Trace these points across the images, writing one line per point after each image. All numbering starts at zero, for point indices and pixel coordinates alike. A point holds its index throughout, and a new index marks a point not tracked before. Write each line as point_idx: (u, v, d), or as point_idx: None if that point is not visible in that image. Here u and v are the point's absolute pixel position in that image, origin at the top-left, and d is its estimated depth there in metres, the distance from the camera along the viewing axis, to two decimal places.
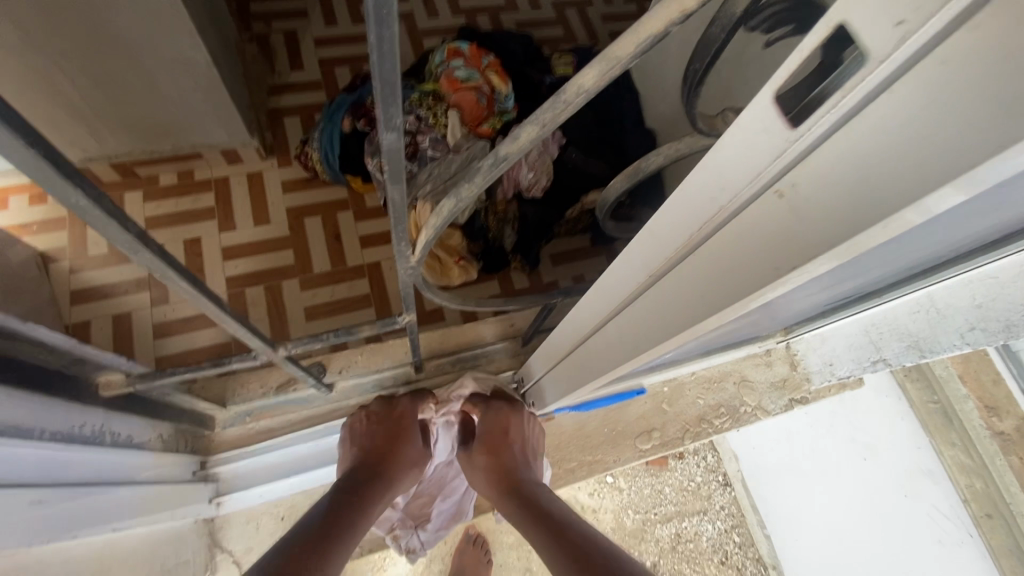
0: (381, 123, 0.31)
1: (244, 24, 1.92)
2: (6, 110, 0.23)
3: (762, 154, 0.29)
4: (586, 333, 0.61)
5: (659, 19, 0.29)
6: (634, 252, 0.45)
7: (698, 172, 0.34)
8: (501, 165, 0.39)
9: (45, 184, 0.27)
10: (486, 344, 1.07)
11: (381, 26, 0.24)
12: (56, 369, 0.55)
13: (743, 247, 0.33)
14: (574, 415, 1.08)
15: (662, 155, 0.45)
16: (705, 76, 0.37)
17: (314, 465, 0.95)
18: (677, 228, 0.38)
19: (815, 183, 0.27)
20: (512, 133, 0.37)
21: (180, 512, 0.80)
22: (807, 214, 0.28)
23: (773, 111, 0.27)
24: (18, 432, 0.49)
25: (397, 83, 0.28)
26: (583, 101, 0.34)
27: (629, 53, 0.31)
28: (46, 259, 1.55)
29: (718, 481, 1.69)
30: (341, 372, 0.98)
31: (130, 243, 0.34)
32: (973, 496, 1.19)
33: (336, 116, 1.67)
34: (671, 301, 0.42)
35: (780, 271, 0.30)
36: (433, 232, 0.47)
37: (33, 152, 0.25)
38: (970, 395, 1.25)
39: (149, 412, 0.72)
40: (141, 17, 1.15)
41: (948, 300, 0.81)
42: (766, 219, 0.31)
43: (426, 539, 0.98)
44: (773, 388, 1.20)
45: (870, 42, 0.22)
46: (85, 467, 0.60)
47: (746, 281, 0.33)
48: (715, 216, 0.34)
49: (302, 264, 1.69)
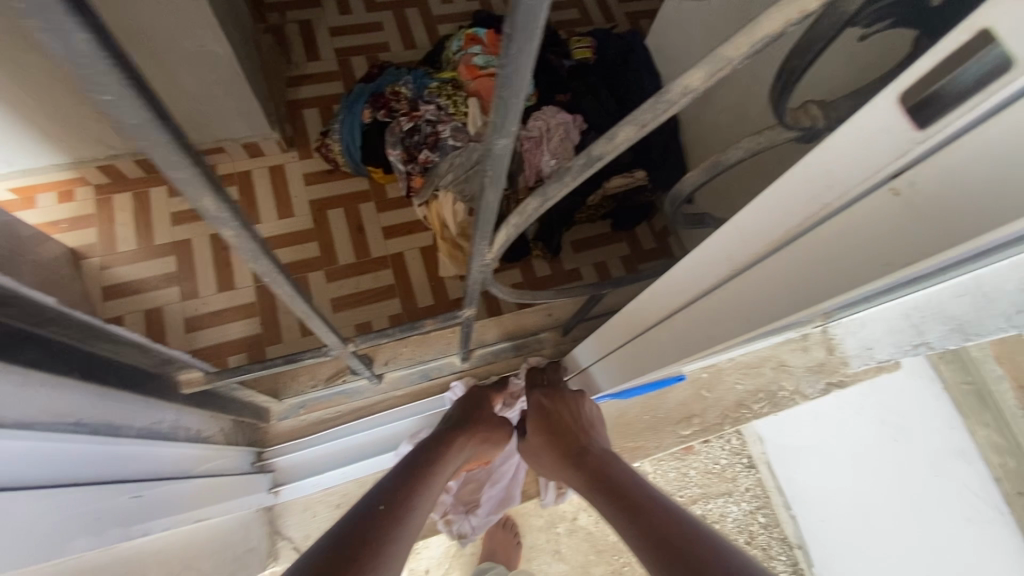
0: (496, 129, 0.32)
1: (263, 16, 1.92)
2: (176, 131, 0.26)
3: (881, 153, 0.29)
4: (649, 324, 0.63)
5: (776, 21, 0.29)
6: (713, 246, 0.46)
7: (800, 170, 0.35)
8: (594, 165, 0.39)
9: (192, 197, 0.30)
10: (528, 334, 1.09)
11: (521, 38, 0.25)
12: (141, 368, 0.58)
13: (848, 242, 0.34)
14: (614, 402, 1.09)
15: (743, 149, 0.45)
16: (804, 73, 0.38)
17: (365, 455, 0.98)
18: (771, 226, 0.39)
19: (937, 181, 0.28)
20: (608, 134, 0.37)
21: (245, 500, 0.83)
22: (925, 213, 0.29)
23: (897, 111, 0.28)
24: (112, 429, 0.52)
25: (522, 92, 0.29)
26: (686, 102, 0.35)
27: (740, 54, 0.31)
28: (78, 255, 1.58)
29: (743, 464, 1.70)
30: (388, 365, 0.99)
31: (249, 248, 0.36)
32: (1005, 474, 1.15)
33: (357, 108, 1.68)
34: (755, 296, 0.43)
35: (890, 267, 0.31)
36: (514, 230, 0.48)
37: (193, 170, 0.28)
38: (1005, 375, 1.16)
39: (217, 406, 0.75)
40: (170, 12, 1.15)
41: (995, 282, 0.78)
42: (876, 216, 0.31)
43: (476, 524, 1.02)
44: (811, 372, 1.21)
45: (1019, 48, 0.22)
46: (166, 459, 0.63)
47: (849, 275, 0.34)
48: (818, 212, 0.35)
49: (328, 256, 1.70)
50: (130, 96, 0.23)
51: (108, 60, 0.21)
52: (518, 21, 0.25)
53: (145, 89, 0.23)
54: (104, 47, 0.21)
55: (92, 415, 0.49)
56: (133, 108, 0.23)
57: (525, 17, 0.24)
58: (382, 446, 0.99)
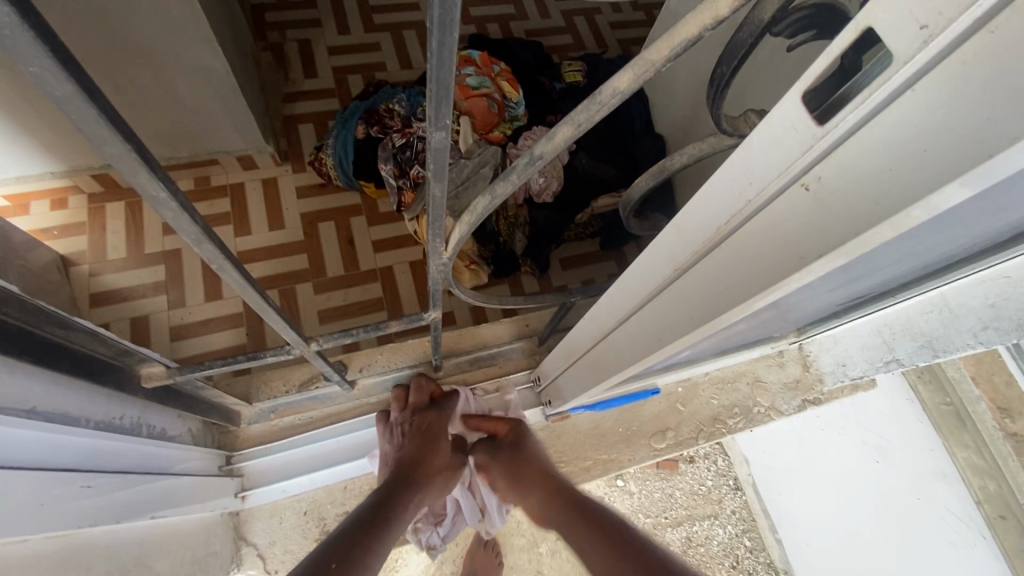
0: (430, 122, 0.33)
1: (262, 34, 1.97)
2: (109, 110, 0.26)
3: (789, 151, 0.31)
4: (607, 330, 0.64)
5: (693, 26, 0.31)
6: (659, 247, 0.47)
7: (727, 169, 0.36)
8: (536, 163, 0.41)
9: (128, 174, 0.29)
10: (502, 344, 1.10)
11: (439, 30, 0.27)
12: (100, 360, 0.57)
13: (767, 238, 0.35)
14: (588, 414, 1.09)
15: (687, 154, 0.47)
16: (732, 78, 0.39)
17: (335, 462, 0.97)
18: (705, 223, 0.39)
19: (839, 175, 0.29)
20: (548, 132, 0.39)
21: (210, 504, 0.81)
22: (831, 207, 0.30)
23: (801, 110, 0.29)
24: (66, 420, 0.51)
25: (450, 86, 0.31)
26: (617, 103, 0.36)
27: (663, 57, 0.33)
28: (68, 262, 1.59)
29: (729, 485, 1.61)
30: (361, 371, 1.01)
31: (195, 234, 0.36)
32: (985, 497, 1.21)
33: (351, 125, 1.71)
34: (693, 295, 0.44)
35: (805, 259, 0.32)
36: (465, 229, 0.49)
37: (126, 148, 0.28)
38: (982, 396, 1.27)
39: (184, 405, 0.75)
40: (172, 26, 1.19)
41: (960, 299, 0.83)
42: (791, 210, 0.32)
43: (444, 534, 0.97)
44: (786, 389, 1.20)
45: (897, 45, 0.24)
46: (124, 455, 0.62)
47: (767, 271, 0.35)
48: (743, 210, 0.36)
49: (317, 267, 1.72)
50: (56, 71, 0.23)
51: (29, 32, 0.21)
52: (435, 13, 0.26)
53: (76, 64, 0.24)
54: (30, 23, 0.21)
55: (47, 404, 0.49)
56: (59, 79, 0.23)
57: (440, 9, 0.26)
58: (354, 452, 0.97)
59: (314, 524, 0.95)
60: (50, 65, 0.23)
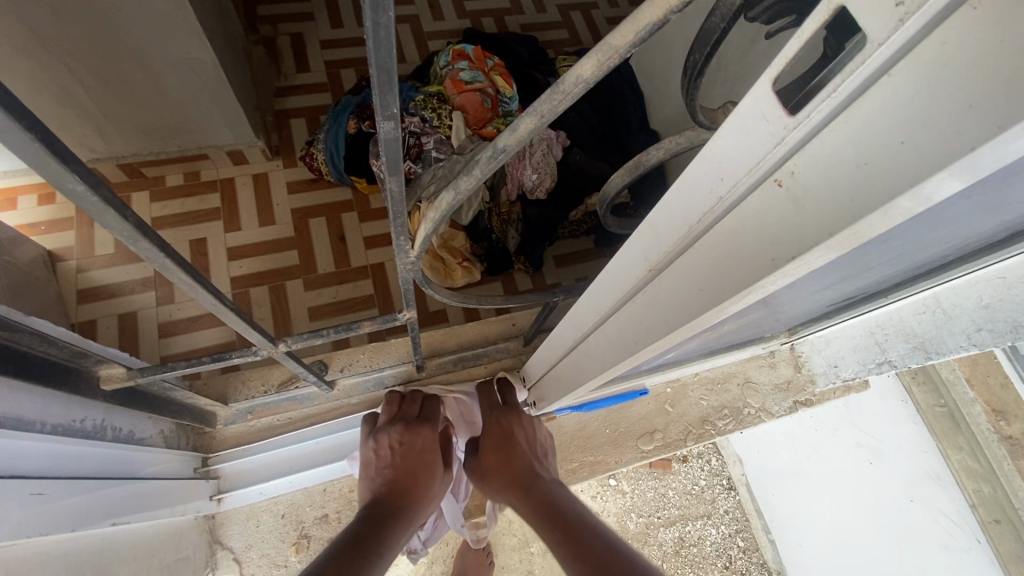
0: (377, 112, 0.31)
1: (252, 26, 1.94)
2: (5, 97, 0.23)
3: (760, 145, 0.28)
4: (586, 331, 0.62)
5: (657, 9, 0.29)
6: (633, 247, 0.44)
7: (697, 164, 0.33)
8: (500, 156, 0.38)
9: (38, 167, 0.27)
10: (489, 344, 1.08)
11: (373, 11, 0.24)
12: (51, 361, 0.54)
13: (740, 239, 0.33)
14: (575, 415, 1.07)
15: (663, 149, 0.45)
16: (704, 67, 0.36)
17: (315, 463, 0.95)
18: (677, 222, 0.37)
19: (812, 170, 0.27)
20: (511, 124, 0.37)
21: (182, 508, 0.79)
22: (805, 205, 0.27)
23: (771, 99, 0.27)
24: (18, 424, 0.49)
25: (393, 72, 0.28)
26: (581, 93, 0.34)
27: (627, 43, 0.31)
28: (54, 257, 1.55)
29: (722, 485, 1.64)
30: (342, 370, 0.99)
31: (127, 232, 0.33)
32: (980, 500, 1.17)
33: (343, 118, 1.66)
34: (669, 296, 0.42)
35: (778, 262, 0.30)
36: (432, 226, 0.47)
37: (29, 136, 0.25)
38: (976, 398, 1.21)
39: (153, 408, 0.72)
40: (152, 19, 1.16)
41: (955, 300, 0.81)
42: (763, 209, 0.30)
43: (426, 537, 0.95)
44: (777, 390, 1.18)
45: (870, 24, 0.22)
46: (85, 460, 0.60)
47: (742, 273, 0.33)
48: (714, 208, 0.33)
49: (306, 264, 1.69)
50: None
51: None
52: None
53: None
54: None
55: None
56: None
57: None
58: (335, 454, 0.96)
59: (292, 527, 0.93)
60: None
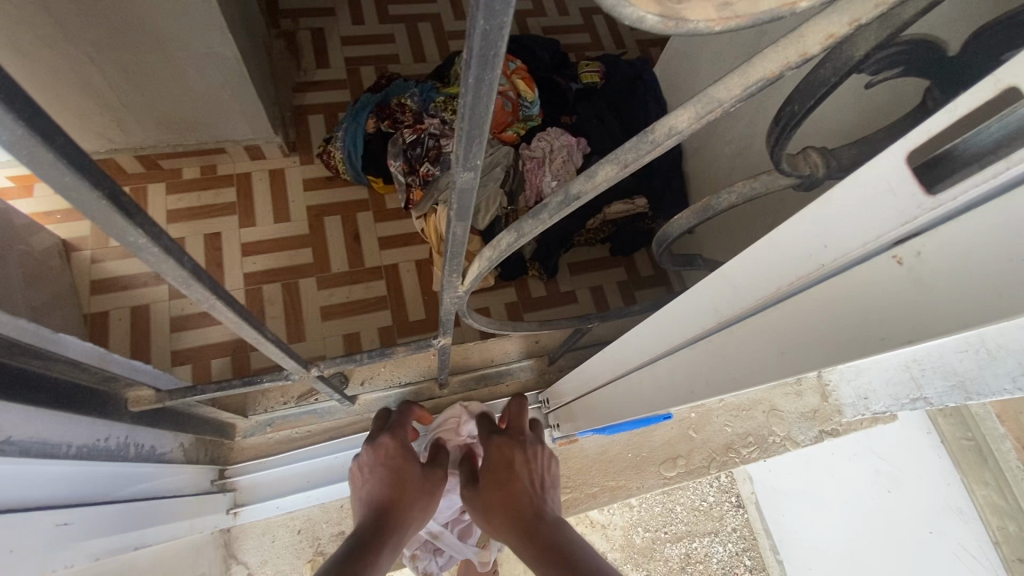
0: (458, 161, 0.29)
1: (274, 21, 1.93)
2: (82, 161, 0.25)
3: (881, 220, 0.26)
4: (632, 367, 0.59)
5: (775, 63, 0.26)
6: (700, 294, 0.42)
7: (794, 225, 0.31)
8: (571, 203, 0.36)
9: (101, 220, 0.28)
10: (511, 361, 1.06)
11: (480, 66, 0.22)
12: (84, 385, 0.55)
13: (839, 309, 0.30)
14: (597, 438, 1.05)
15: (736, 193, 0.43)
16: (805, 119, 0.34)
17: (334, 479, 0.93)
18: (760, 280, 0.35)
19: (946, 253, 0.25)
20: (588, 170, 0.34)
21: (200, 523, 0.78)
22: (931, 289, 0.25)
23: (902, 172, 0.24)
24: (45, 449, 0.48)
25: (485, 127, 0.26)
26: (672, 143, 0.31)
27: (733, 97, 0.28)
28: (68, 247, 1.53)
29: (731, 502, 1.51)
30: (362, 385, 0.97)
31: (183, 277, 0.35)
32: (1005, 538, 1.14)
33: (361, 118, 1.63)
34: (740, 353, 0.40)
35: (887, 342, 0.28)
36: (487, 263, 0.45)
37: (97, 193, 0.26)
38: (1008, 435, 1.11)
39: (172, 423, 0.71)
40: (177, 12, 1.14)
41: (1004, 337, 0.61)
42: (872, 284, 0.28)
43: (442, 562, 0.93)
44: (803, 419, 1.16)
45: None
46: (110, 480, 0.58)
47: (841, 346, 0.31)
48: (810, 274, 0.31)
49: (321, 263, 1.67)
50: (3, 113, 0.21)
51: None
52: (476, 46, 0.22)
53: (36, 108, 0.22)
54: None
55: (22, 433, 0.45)
56: (8, 124, 0.21)
57: (483, 43, 0.21)
58: (352, 471, 0.94)
59: (308, 544, 0.91)
60: (1, 111, 0.21)
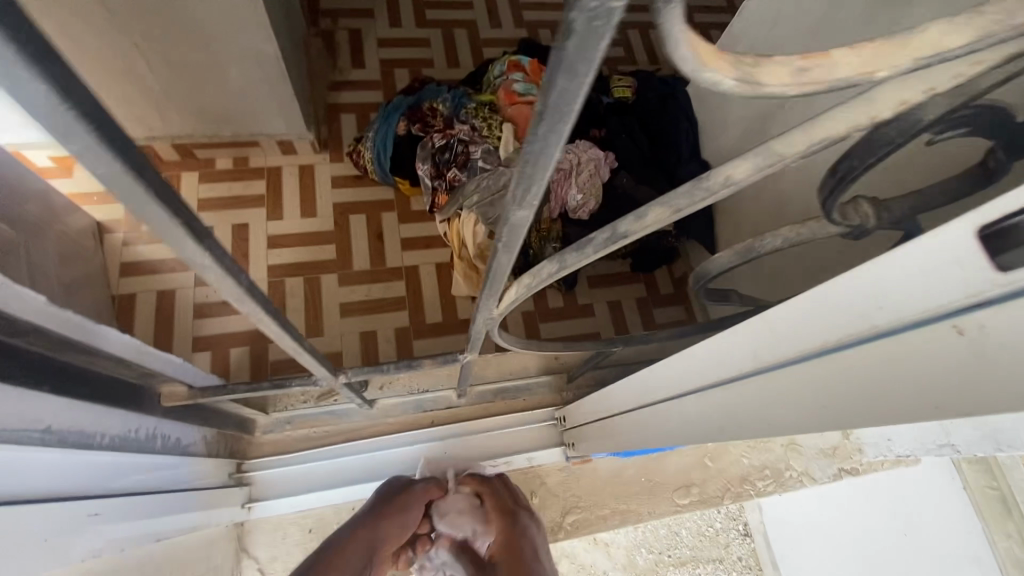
0: (514, 199, 0.31)
1: (315, 20, 1.96)
2: (168, 193, 0.28)
3: (947, 290, 0.26)
4: (660, 399, 0.58)
5: (845, 122, 0.26)
6: (739, 334, 0.41)
7: (849, 281, 0.31)
8: (618, 241, 0.36)
9: (173, 240, 0.31)
10: (529, 377, 1.05)
11: (550, 119, 0.24)
12: (123, 380, 0.57)
13: (895, 371, 0.30)
14: (611, 461, 1.04)
15: (781, 238, 0.45)
16: (863, 175, 0.34)
17: (346, 482, 0.93)
18: (807, 331, 0.34)
19: (1013, 330, 0.24)
20: (637, 211, 0.35)
21: (216, 514, 0.80)
22: (994, 366, 0.25)
23: (974, 246, 0.24)
24: (81, 438, 0.49)
25: (546, 171, 0.28)
26: (726, 193, 0.31)
27: (796, 152, 0.28)
28: (103, 228, 1.57)
29: (738, 530, 1.48)
30: (381, 390, 0.98)
31: (237, 293, 0.39)
32: None
33: (393, 120, 1.66)
34: (779, 403, 0.39)
35: (941, 411, 0.27)
36: (525, 290, 0.45)
37: (176, 221, 0.30)
38: None
39: (201, 418, 0.73)
40: (226, 8, 1.17)
41: None
42: (931, 353, 0.27)
43: None
44: (823, 455, 1.12)
45: None
46: (137, 468, 0.59)
47: (893, 410, 0.30)
48: (860, 332, 0.31)
49: (344, 260, 1.69)
50: (102, 153, 0.24)
51: (68, 111, 0.22)
52: (549, 103, 0.24)
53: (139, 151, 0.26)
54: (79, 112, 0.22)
55: (61, 423, 0.46)
56: (104, 161, 0.24)
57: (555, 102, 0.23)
58: (365, 475, 0.94)
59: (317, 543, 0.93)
60: (102, 151, 0.24)
